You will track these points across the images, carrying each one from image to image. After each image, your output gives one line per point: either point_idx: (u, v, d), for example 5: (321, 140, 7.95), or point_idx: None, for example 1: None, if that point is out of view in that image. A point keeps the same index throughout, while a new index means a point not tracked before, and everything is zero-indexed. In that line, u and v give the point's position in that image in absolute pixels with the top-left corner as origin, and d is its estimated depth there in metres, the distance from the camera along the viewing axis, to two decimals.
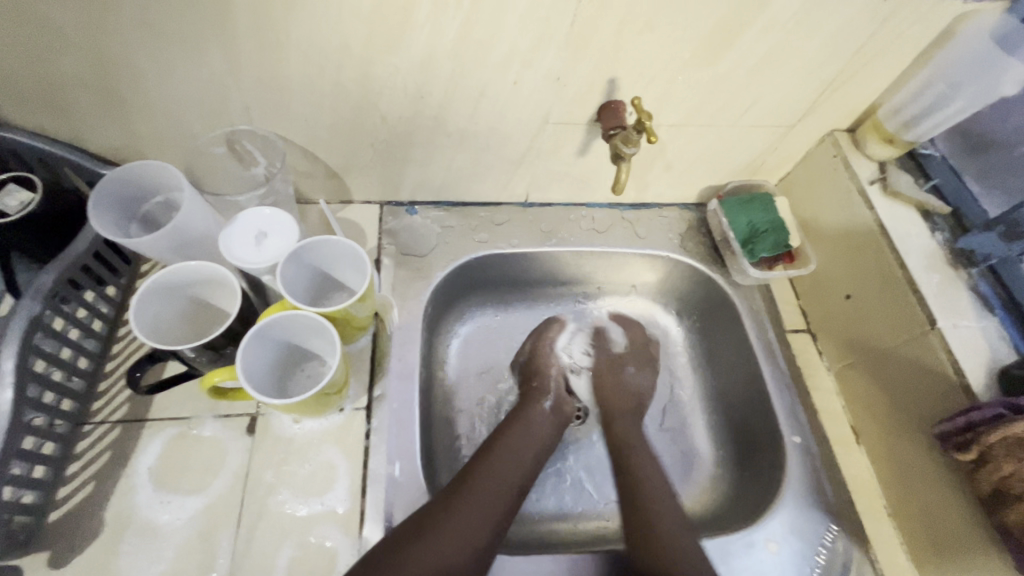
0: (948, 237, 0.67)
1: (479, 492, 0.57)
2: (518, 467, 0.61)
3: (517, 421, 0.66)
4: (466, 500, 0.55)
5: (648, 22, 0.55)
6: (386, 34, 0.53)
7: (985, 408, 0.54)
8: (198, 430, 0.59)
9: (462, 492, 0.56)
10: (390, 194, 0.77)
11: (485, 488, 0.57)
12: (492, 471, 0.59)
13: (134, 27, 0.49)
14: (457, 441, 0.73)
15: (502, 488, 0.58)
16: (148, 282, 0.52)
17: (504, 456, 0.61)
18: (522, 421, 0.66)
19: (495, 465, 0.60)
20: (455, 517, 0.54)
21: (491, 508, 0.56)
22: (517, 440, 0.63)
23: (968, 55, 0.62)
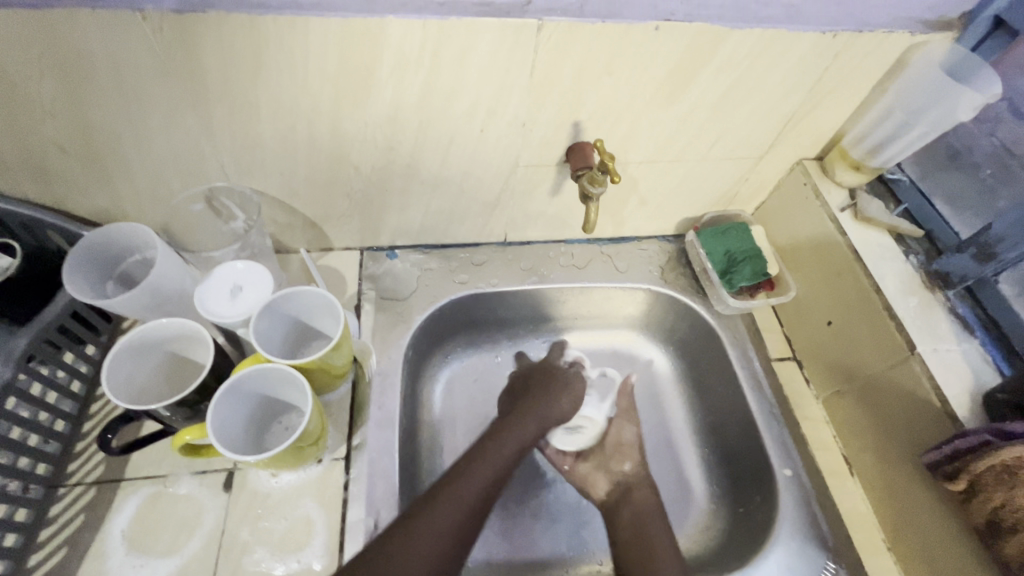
0: (922, 260, 0.67)
1: (451, 509, 0.54)
2: (495, 481, 0.59)
3: (498, 440, 0.62)
4: (438, 517, 0.53)
5: (605, 69, 0.57)
6: (352, 93, 0.55)
7: (970, 435, 0.52)
8: (174, 488, 0.58)
9: (436, 507, 0.54)
10: (369, 240, 0.78)
11: (458, 505, 0.55)
12: (468, 485, 0.57)
13: (110, 96, 0.51)
14: None
15: (477, 504, 0.56)
16: (123, 339, 0.53)
17: (494, 454, 0.61)
18: (507, 436, 0.63)
19: (477, 477, 0.58)
20: (426, 536, 0.51)
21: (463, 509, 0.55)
22: (500, 452, 0.61)
23: (923, 84, 0.63)
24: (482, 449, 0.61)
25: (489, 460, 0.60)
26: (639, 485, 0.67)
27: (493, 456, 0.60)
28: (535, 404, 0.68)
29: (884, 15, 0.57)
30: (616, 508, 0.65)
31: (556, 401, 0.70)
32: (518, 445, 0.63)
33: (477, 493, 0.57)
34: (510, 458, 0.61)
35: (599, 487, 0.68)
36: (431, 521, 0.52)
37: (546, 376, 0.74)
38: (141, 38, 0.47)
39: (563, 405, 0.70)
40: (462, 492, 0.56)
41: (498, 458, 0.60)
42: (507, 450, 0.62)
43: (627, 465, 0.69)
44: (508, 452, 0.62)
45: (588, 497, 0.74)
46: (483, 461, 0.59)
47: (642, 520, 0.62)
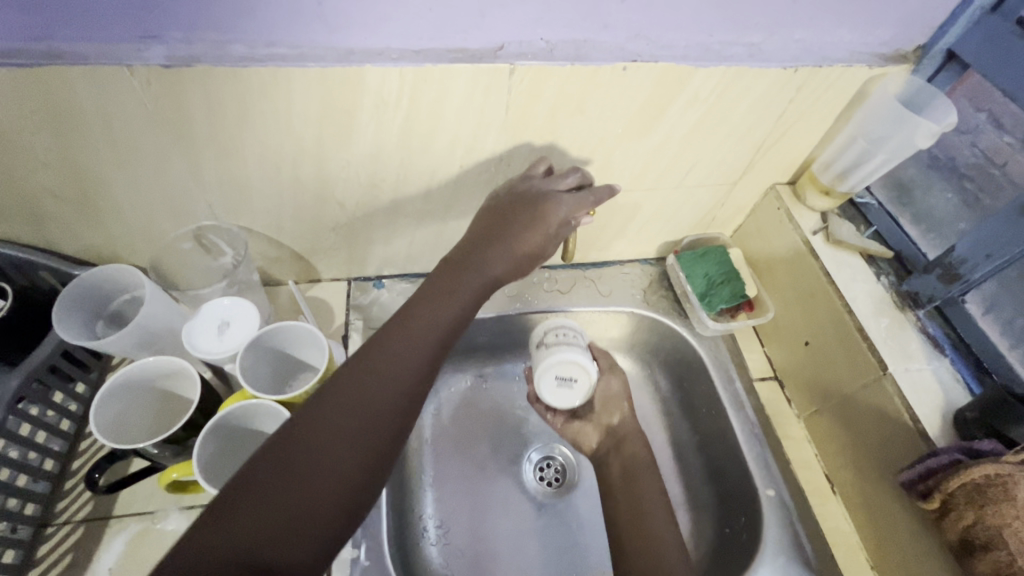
0: (892, 280, 0.69)
1: (336, 431, 0.45)
2: (396, 397, 0.49)
3: (459, 279, 0.58)
4: (322, 440, 0.45)
5: (578, 107, 0.60)
6: (334, 133, 0.57)
7: (942, 454, 0.54)
8: (162, 524, 0.59)
9: (317, 427, 0.45)
10: (356, 271, 0.80)
11: (348, 426, 0.46)
12: (358, 404, 0.47)
13: (99, 143, 0.53)
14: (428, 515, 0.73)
15: (373, 425, 0.47)
16: (112, 379, 0.54)
17: (402, 327, 0.53)
18: (453, 303, 0.56)
19: (368, 391, 0.48)
20: (310, 463, 0.43)
21: (367, 415, 0.47)
22: (410, 342, 0.52)
23: (883, 113, 0.66)
24: (376, 347, 0.51)
25: (382, 369, 0.50)
26: (631, 444, 0.69)
27: (394, 362, 0.51)
28: (494, 245, 0.60)
29: (841, 51, 0.60)
30: (605, 460, 0.69)
31: (528, 231, 0.60)
32: (473, 294, 0.58)
33: (374, 412, 0.48)
34: (422, 357, 0.52)
35: (590, 439, 0.71)
36: (314, 448, 0.44)
37: (522, 205, 0.61)
38: (130, 91, 0.49)
39: (500, 260, 0.60)
40: (349, 413, 0.47)
41: (396, 366, 0.50)
42: (414, 349, 0.52)
43: (616, 416, 0.71)
44: (411, 350, 0.52)
45: (575, 522, 0.75)
46: (375, 372, 0.49)
47: (631, 474, 0.66)
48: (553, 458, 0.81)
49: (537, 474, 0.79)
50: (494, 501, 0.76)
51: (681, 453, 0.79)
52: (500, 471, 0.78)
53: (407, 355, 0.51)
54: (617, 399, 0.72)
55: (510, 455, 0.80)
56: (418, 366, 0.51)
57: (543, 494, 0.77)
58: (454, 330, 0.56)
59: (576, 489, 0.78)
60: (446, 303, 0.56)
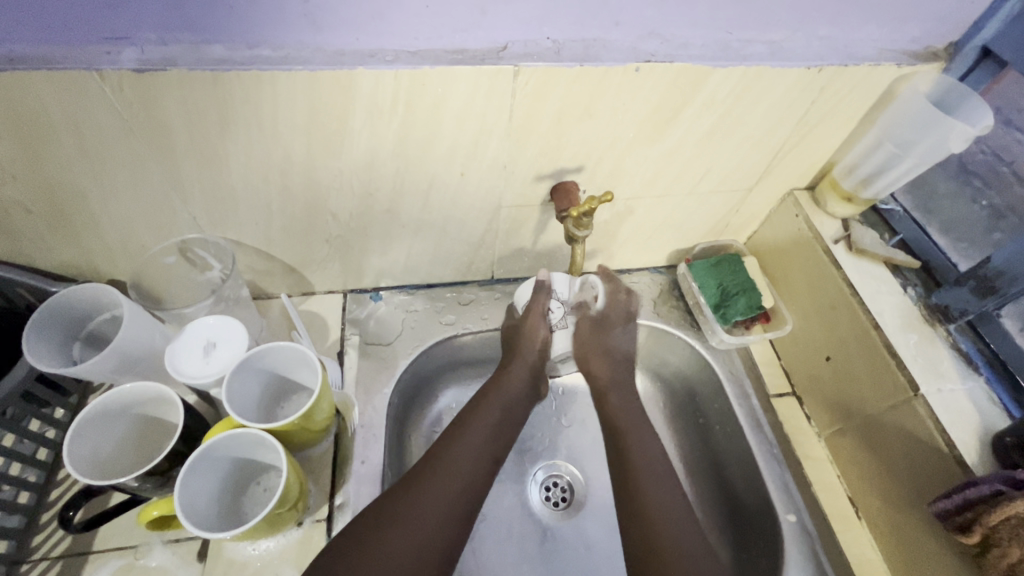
0: (920, 292, 0.65)
1: (407, 531, 0.50)
2: (460, 489, 0.54)
3: (487, 399, 0.64)
4: (397, 533, 0.49)
5: (586, 111, 0.56)
6: (325, 140, 0.53)
7: (982, 484, 0.50)
8: (145, 559, 0.55)
9: (395, 520, 0.50)
10: (352, 283, 0.76)
11: (410, 541, 0.49)
12: (428, 494, 0.53)
13: (72, 154, 0.50)
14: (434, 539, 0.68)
15: (440, 525, 0.52)
16: (90, 407, 0.50)
17: (429, 488, 0.53)
18: (482, 412, 0.62)
19: (442, 482, 0.54)
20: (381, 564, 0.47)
21: (432, 519, 0.51)
22: (450, 476, 0.55)
23: (910, 115, 0.62)
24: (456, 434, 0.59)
25: (454, 459, 0.57)
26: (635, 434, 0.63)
27: (458, 458, 0.57)
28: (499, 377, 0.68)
29: (869, 48, 0.56)
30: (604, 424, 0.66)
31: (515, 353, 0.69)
32: (499, 407, 0.64)
33: (441, 512, 0.52)
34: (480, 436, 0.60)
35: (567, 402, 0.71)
36: (386, 542, 0.49)
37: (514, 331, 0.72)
38: (101, 99, 0.46)
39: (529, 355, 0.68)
40: (419, 508, 0.52)
41: (465, 455, 0.57)
42: (472, 437, 0.59)
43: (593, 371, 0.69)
44: (468, 448, 0.58)
45: (584, 546, 0.71)
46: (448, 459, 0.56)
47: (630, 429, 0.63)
48: (560, 477, 0.77)
49: (545, 494, 0.75)
50: (498, 526, 0.72)
51: (694, 472, 0.75)
52: (504, 493, 0.74)
53: (462, 456, 0.57)
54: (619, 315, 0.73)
55: (514, 476, 0.76)
56: (476, 452, 0.58)
57: (552, 517, 0.73)
58: (503, 419, 0.63)
59: (587, 510, 0.74)
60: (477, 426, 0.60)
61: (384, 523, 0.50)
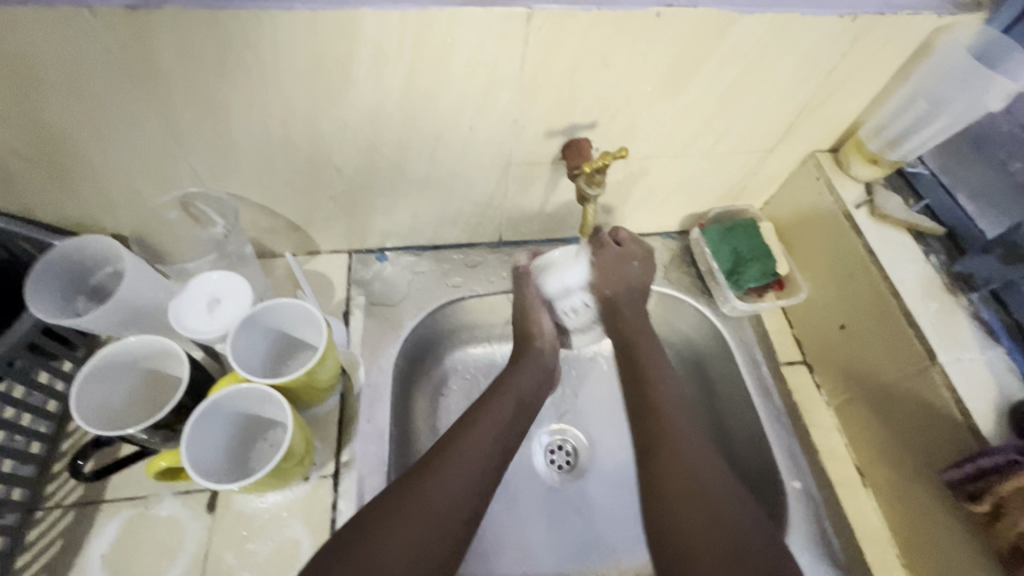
0: (943, 260, 0.63)
1: (404, 532, 0.47)
2: (462, 492, 0.52)
3: (500, 391, 0.62)
4: (395, 533, 0.47)
5: (603, 61, 0.53)
6: (330, 89, 0.51)
7: (996, 453, 0.49)
8: (155, 510, 0.56)
9: (394, 518, 0.48)
10: (357, 243, 0.74)
11: (407, 542, 0.47)
12: (427, 494, 0.50)
13: (66, 99, 0.48)
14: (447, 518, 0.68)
15: (439, 527, 0.49)
16: (96, 358, 0.50)
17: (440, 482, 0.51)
18: (493, 408, 0.59)
19: (443, 484, 0.51)
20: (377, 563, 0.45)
21: (440, 516, 0.49)
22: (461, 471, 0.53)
23: (947, 70, 0.58)
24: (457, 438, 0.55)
25: (456, 462, 0.53)
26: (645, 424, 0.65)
27: (464, 457, 0.54)
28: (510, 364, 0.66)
29: None
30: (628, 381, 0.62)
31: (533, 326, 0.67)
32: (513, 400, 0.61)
33: (442, 513, 0.50)
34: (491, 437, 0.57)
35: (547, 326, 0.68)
36: (382, 540, 0.46)
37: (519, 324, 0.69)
38: (93, 38, 0.43)
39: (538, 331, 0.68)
40: (418, 508, 0.49)
41: (467, 458, 0.54)
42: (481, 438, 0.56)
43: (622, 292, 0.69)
44: (478, 447, 0.55)
45: (587, 507, 0.72)
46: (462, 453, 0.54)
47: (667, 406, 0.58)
48: (565, 440, 0.77)
49: (549, 457, 0.76)
50: (503, 487, 0.72)
51: None
52: None
53: (471, 459, 0.54)
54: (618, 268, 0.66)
55: (519, 440, 0.76)
56: (485, 453, 0.55)
57: (556, 479, 0.74)
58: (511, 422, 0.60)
59: (591, 473, 0.75)
60: (487, 423, 0.57)
61: (389, 515, 0.48)
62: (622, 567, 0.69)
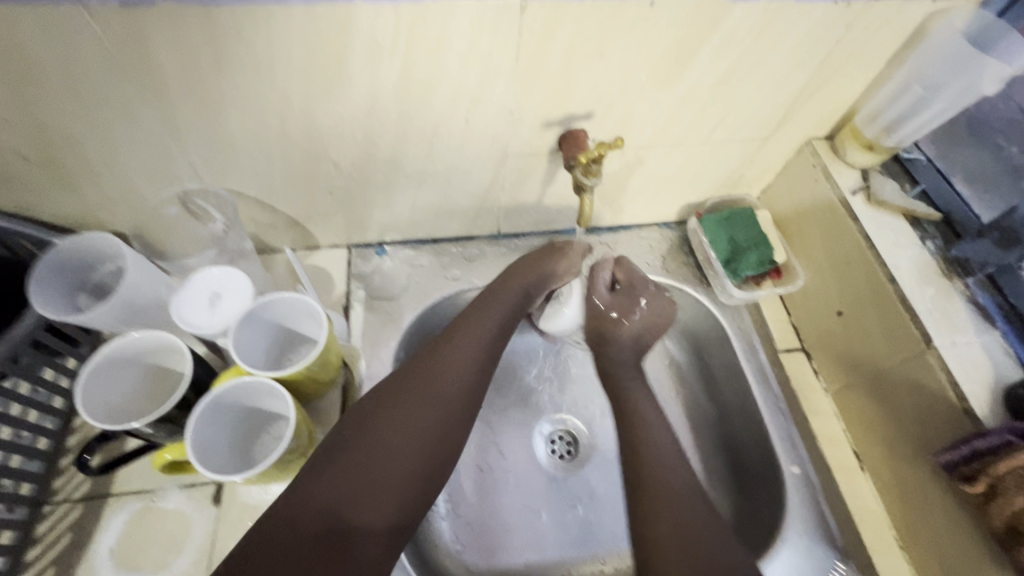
0: (939, 245, 0.63)
1: (411, 429, 0.52)
2: (451, 398, 0.55)
3: (501, 289, 0.65)
4: (395, 433, 0.52)
5: (597, 51, 0.53)
6: (325, 83, 0.51)
7: (992, 435, 0.50)
8: (161, 502, 0.57)
9: (391, 419, 0.52)
10: (356, 237, 0.75)
11: (414, 439, 0.52)
12: (418, 404, 0.54)
13: (64, 97, 0.48)
14: (439, 506, 0.69)
15: (435, 430, 0.54)
16: (101, 354, 0.51)
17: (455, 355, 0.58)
18: (494, 305, 0.63)
19: (433, 389, 0.55)
20: (381, 467, 0.50)
21: (457, 384, 0.56)
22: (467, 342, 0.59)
23: (941, 55, 0.58)
24: (443, 349, 0.58)
25: (453, 359, 0.57)
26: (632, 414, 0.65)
27: (451, 368, 0.57)
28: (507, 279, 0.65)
29: None
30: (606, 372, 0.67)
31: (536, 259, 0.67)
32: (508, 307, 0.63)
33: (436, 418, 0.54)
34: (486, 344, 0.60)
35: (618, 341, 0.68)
36: (386, 441, 0.51)
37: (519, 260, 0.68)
38: (88, 34, 0.43)
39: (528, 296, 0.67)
40: (411, 415, 0.53)
41: (448, 365, 0.57)
42: (474, 333, 0.60)
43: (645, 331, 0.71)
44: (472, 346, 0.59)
45: (588, 496, 0.73)
46: (466, 333, 0.60)
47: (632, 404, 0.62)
48: (565, 430, 0.78)
49: (549, 446, 0.76)
50: (505, 477, 0.73)
51: (699, 426, 0.75)
52: (510, 445, 0.75)
53: (461, 368, 0.57)
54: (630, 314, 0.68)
55: (520, 430, 0.77)
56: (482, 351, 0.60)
57: (558, 468, 0.75)
58: (505, 326, 0.63)
59: (591, 461, 0.75)
60: (479, 328, 0.61)
61: (411, 378, 0.55)
62: (624, 555, 0.70)
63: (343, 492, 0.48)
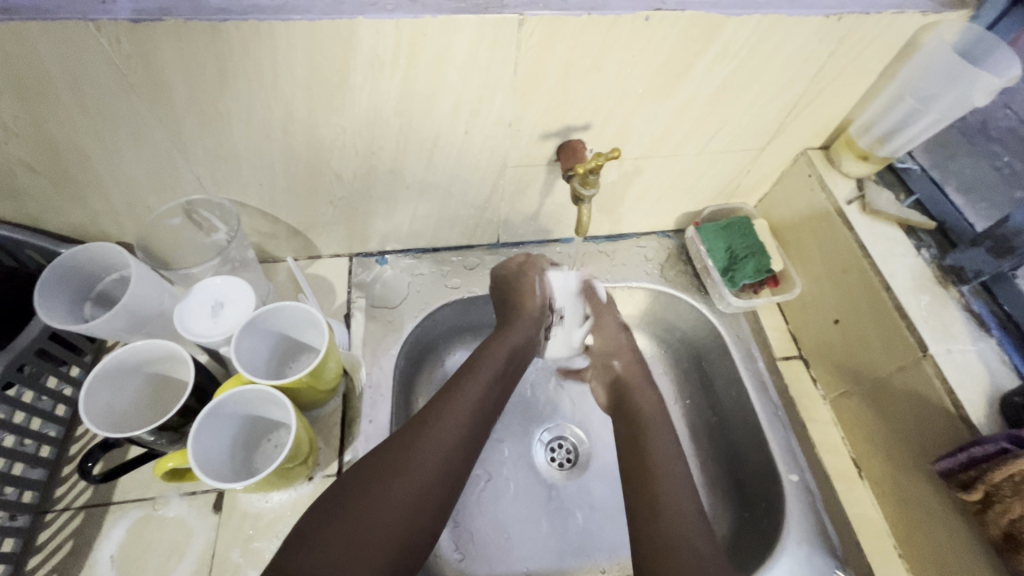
0: (934, 253, 0.64)
1: (403, 487, 0.51)
2: (445, 458, 0.55)
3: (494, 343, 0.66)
4: (385, 500, 0.50)
5: (593, 64, 0.54)
6: (328, 97, 0.52)
7: (988, 443, 0.50)
8: (163, 511, 0.57)
9: (383, 479, 0.51)
10: (358, 247, 0.75)
11: (404, 498, 0.51)
12: (409, 466, 0.53)
13: (72, 111, 0.49)
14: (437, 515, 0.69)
15: (426, 492, 0.53)
16: (105, 362, 0.51)
17: (451, 409, 0.58)
18: (489, 359, 0.64)
19: (427, 446, 0.54)
20: (370, 531, 0.49)
21: (451, 442, 0.56)
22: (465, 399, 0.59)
23: (932, 67, 0.59)
24: (436, 411, 0.57)
25: (448, 414, 0.57)
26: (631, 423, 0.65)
27: (449, 421, 0.57)
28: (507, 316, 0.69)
29: None
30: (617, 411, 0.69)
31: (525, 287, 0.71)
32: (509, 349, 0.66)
33: (427, 480, 0.53)
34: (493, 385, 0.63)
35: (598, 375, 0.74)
36: (377, 508, 0.50)
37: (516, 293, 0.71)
38: (97, 50, 0.44)
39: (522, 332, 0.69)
40: (401, 480, 0.52)
41: (441, 425, 0.56)
42: (472, 389, 0.60)
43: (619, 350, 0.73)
44: (471, 397, 0.60)
45: (588, 505, 0.73)
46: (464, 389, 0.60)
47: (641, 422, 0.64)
48: (565, 439, 0.78)
49: (548, 454, 0.77)
50: (505, 486, 0.73)
51: (698, 434, 0.75)
52: (510, 453, 0.76)
53: (452, 425, 0.57)
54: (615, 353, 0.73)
55: (519, 438, 0.77)
56: (483, 395, 0.61)
57: (558, 476, 0.75)
58: (498, 379, 0.63)
59: (590, 470, 0.75)
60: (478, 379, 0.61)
61: (408, 437, 0.55)
62: (624, 564, 0.69)
63: (329, 566, 0.46)
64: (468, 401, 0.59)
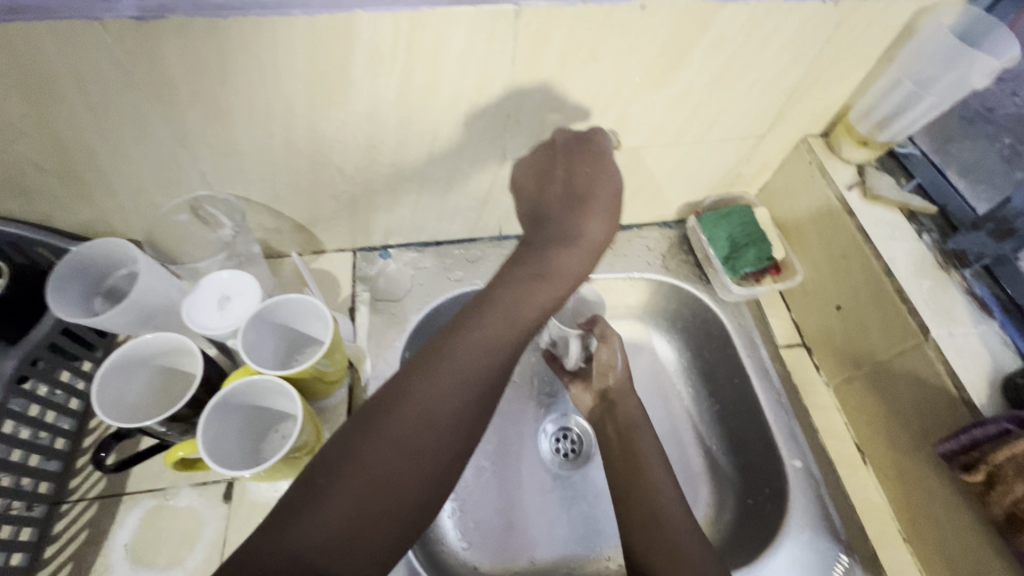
0: (936, 238, 0.64)
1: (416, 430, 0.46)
2: (461, 407, 0.49)
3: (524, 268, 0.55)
4: (390, 456, 0.45)
5: (590, 54, 0.54)
6: (329, 92, 0.53)
7: (989, 424, 0.50)
8: (174, 501, 0.58)
9: (393, 422, 0.46)
10: (361, 241, 0.76)
11: (418, 442, 0.46)
12: (418, 416, 0.47)
13: (79, 108, 0.50)
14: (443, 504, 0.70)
15: (440, 445, 0.47)
16: (113, 356, 0.52)
17: (466, 340, 0.50)
18: (523, 290, 0.54)
19: (440, 384, 0.48)
20: (383, 481, 0.44)
21: (464, 380, 0.49)
22: (482, 336, 0.51)
23: (932, 49, 0.59)
24: (450, 347, 0.50)
25: (462, 351, 0.50)
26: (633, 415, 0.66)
27: (462, 358, 0.50)
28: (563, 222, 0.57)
29: None
30: (601, 423, 0.67)
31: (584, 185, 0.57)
32: (556, 280, 0.55)
33: (438, 431, 0.47)
34: (532, 316, 0.54)
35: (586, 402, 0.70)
36: (388, 460, 0.45)
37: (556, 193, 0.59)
38: (102, 48, 0.45)
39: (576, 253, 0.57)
40: (414, 436, 0.46)
41: (457, 369, 0.49)
42: (493, 324, 0.52)
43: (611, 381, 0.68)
44: (495, 330, 0.52)
45: (593, 493, 0.73)
46: (482, 323, 0.52)
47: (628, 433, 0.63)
48: (569, 429, 0.79)
49: (552, 444, 0.77)
50: (509, 475, 0.74)
51: (701, 422, 0.76)
52: (516, 443, 0.76)
53: (467, 365, 0.49)
54: (610, 366, 0.68)
55: (523, 428, 0.78)
56: (505, 338, 0.52)
57: (563, 465, 0.75)
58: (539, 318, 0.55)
59: (594, 457, 0.76)
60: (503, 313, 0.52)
61: (414, 372, 0.49)
62: None
63: (341, 519, 0.42)
64: (487, 338, 0.51)
